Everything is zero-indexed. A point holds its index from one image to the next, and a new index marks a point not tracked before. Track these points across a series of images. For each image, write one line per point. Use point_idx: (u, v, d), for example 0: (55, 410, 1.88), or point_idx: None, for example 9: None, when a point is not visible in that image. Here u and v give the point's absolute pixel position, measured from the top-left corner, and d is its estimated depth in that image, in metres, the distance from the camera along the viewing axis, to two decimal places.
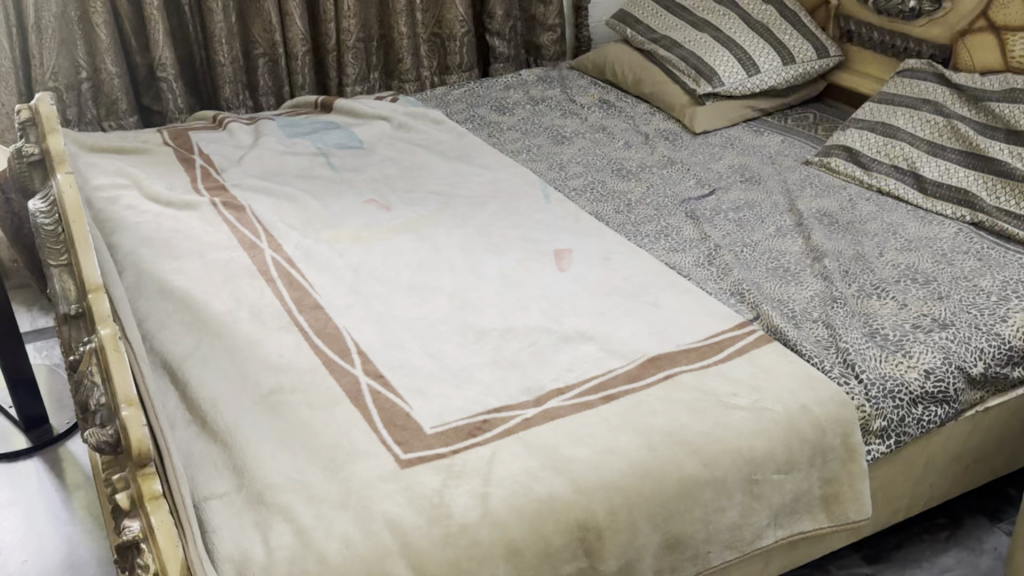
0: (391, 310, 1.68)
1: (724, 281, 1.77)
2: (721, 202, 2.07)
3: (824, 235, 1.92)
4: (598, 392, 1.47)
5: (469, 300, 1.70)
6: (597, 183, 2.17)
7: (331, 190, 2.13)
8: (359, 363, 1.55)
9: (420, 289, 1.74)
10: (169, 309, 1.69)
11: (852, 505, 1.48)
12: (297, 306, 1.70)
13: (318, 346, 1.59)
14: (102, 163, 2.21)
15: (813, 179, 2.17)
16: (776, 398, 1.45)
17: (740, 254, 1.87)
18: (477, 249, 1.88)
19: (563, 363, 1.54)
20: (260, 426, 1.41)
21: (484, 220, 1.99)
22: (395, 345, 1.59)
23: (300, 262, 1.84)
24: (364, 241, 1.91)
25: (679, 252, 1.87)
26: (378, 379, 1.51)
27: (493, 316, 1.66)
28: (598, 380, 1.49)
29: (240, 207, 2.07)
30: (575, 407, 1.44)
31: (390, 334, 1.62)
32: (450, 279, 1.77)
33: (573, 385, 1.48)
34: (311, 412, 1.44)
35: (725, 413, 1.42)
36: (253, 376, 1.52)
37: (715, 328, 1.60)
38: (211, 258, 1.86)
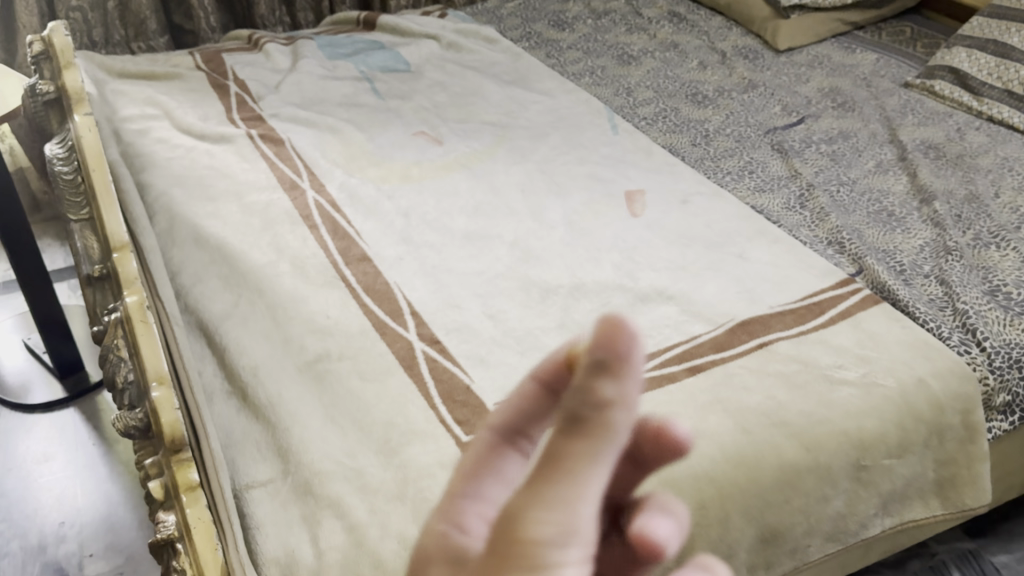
0: (446, 264, 1.52)
1: (821, 229, 1.57)
2: (811, 132, 1.86)
3: (931, 171, 1.71)
4: (682, 362, 1.30)
5: (532, 250, 1.54)
6: (670, 110, 1.97)
7: (378, 121, 1.97)
8: (413, 327, 1.39)
9: (477, 238, 1.58)
10: (204, 260, 1.54)
11: (970, 490, 1.30)
12: (344, 259, 1.55)
13: (367, 305, 1.44)
14: (130, 91, 2.05)
15: (914, 105, 1.94)
16: (887, 371, 1.27)
17: (836, 194, 1.67)
18: (538, 188, 1.70)
19: (640, 327, 1.37)
20: (305, 400, 1.26)
21: (545, 154, 1.81)
22: (452, 305, 1.44)
23: (345, 206, 1.69)
24: (414, 180, 1.76)
25: (767, 193, 1.68)
26: (436, 346, 1.36)
27: (561, 269, 1.49)
28: (681, 350, 1.33)
29: (280, 141, 1.92)
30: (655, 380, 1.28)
31: (447, 294, 1.46)
32: (511, 225, 1.60)
33: (653, 356, 1.32)
34: (361, 383, 1.29)
35: (827, 389, 1.24)
36: (297, 340, 1.37)
37: (814, 286, 1.42)
38: (248, 200, 1.72)
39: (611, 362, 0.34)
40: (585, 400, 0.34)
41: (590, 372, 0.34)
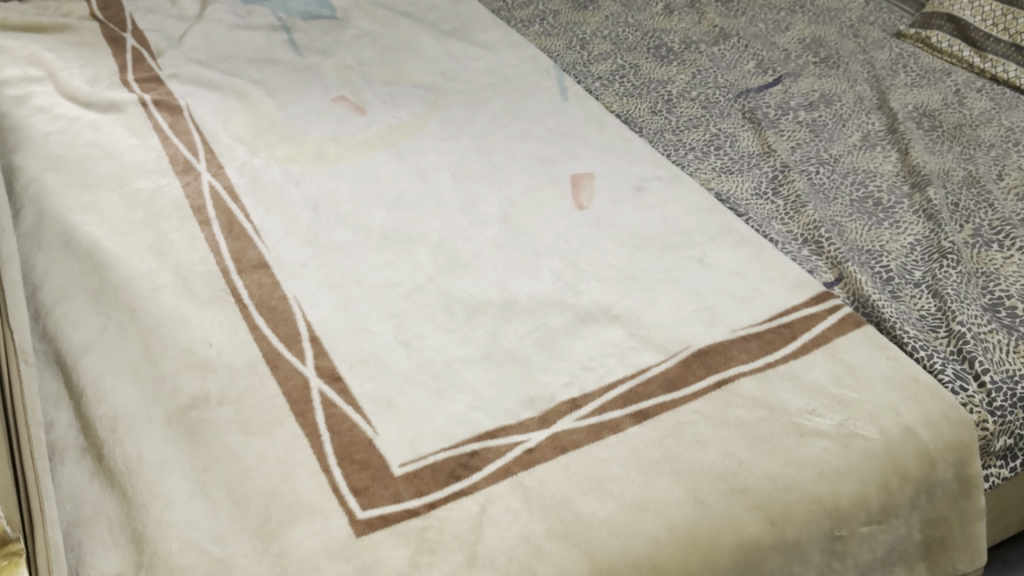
0: (355, 273, 1.30)
1: (795, 222, 1.36)
2: (788, 96, 1.64)
3: (925, 147, 1.49)
4: (625, 405, 1.10)
5: (458, 254, 1.31)
6: (629, 67, 1.75)
7: (293, 83, 1.73)
8: (311, 358, 1.18)
9: (395, 237, 1.35)
10: (74, 268, 1.31)
11: (963, 552, 1.09)
12: (237, 266, 1.32)
13: (259, 329, 1.22)
14: (10, 48, 1.79)
15: (906, 61, 1.71)
16: (869, 419, 1.06)
17: (814, 175, 1.45)
18: (470, 171, 1.47)
19: (578, 358, 1.16)
20: (172, 462, 1.05)
21: (482, 127, 1.58)
22: (359, 328, 1.21)
23: (245, 195, 1.46)
24: (327, 161, 1.52)
25: (735, 176, 1.46)
26: (336, 384, 1.14)
27: (489, 280, 1.27)
28: (626, 390, 1.11)
29: (176, 108, 1.67)
30: (592, 431, 1.07)
31: (354, 313, 1.24)
32: (435, 221, 1.37)
33: (593, 399, 1.11)
34: (242, 438, 1.08)
35: (796, 444, 1.04)
36: (170, 379, 1.15)
37: (784, 302, 1.20)
38: (133, 187, 1.48)
39: None
40: None
41: None
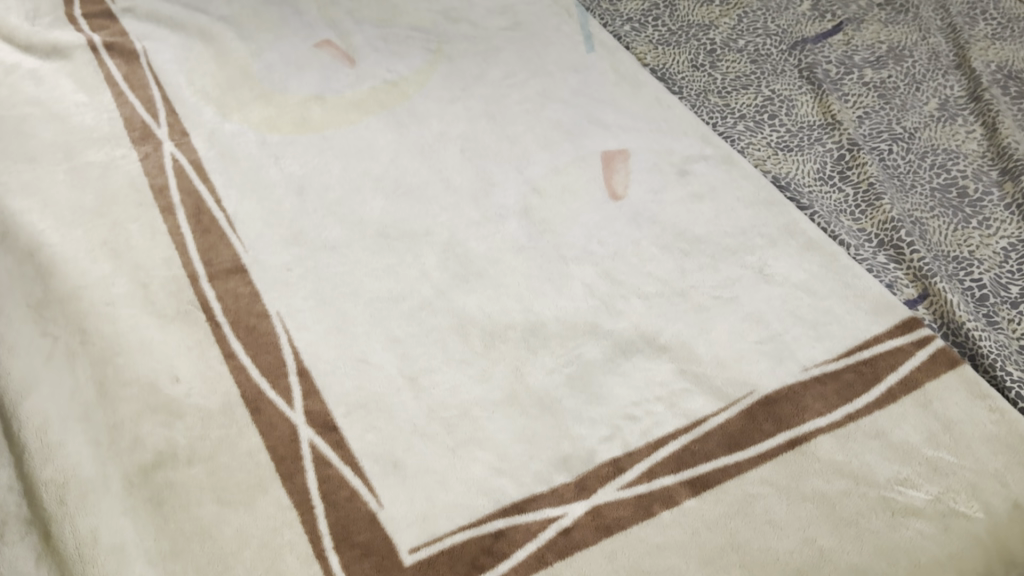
0: (349, 282, 1.09)
1: (868, 217, 1.16)
2: (851, 50, 1.41)
3: (1015, 120, 1.28)
4: (678, 469, 0.92)
5: (471, 257, 1.11)
6: (664, 7, 1.50)
7: (269, 22, 1.47)
8: (299, 398, 0.98)
9: (395, 235, 1.14)
10: (11, 271, 1.09)
11: None
12: (207, 270, 1.11)
13: (236, 358, 1.02)
14: None
15: (984, 6, 1.48)
16: (970, 491, 0.89)
17: (887, 155, 1.24)
18: (481, 146, 1.25)
19: (620, 402, 0.97)
20: (133, 545, 0.87)
21: (493, 87, 1.34)
22: (355, 358, 1.01)
23: (215, 173, 1.23)
24: (312, 129, 1.29)
25: (795, 153, 1.25)
26: (330, 436, 0.95)
27: (510, 295, 1.06)
28: (680, 448, 0.93)
29: (132, 53, 1.41)
30: (640, 503, 0.89)
31: (349, 337, 1.03)
32: (443, 214, 1.16)
33: (640, 461, 0.92)
34: (218, 512, 0.90)
35: (886, 527, 0.87)
36: (130, 428, 0.96)
37: (861, 332, 1.02)
38: (81, 159, 1.24)
39: None
40: None
41: None
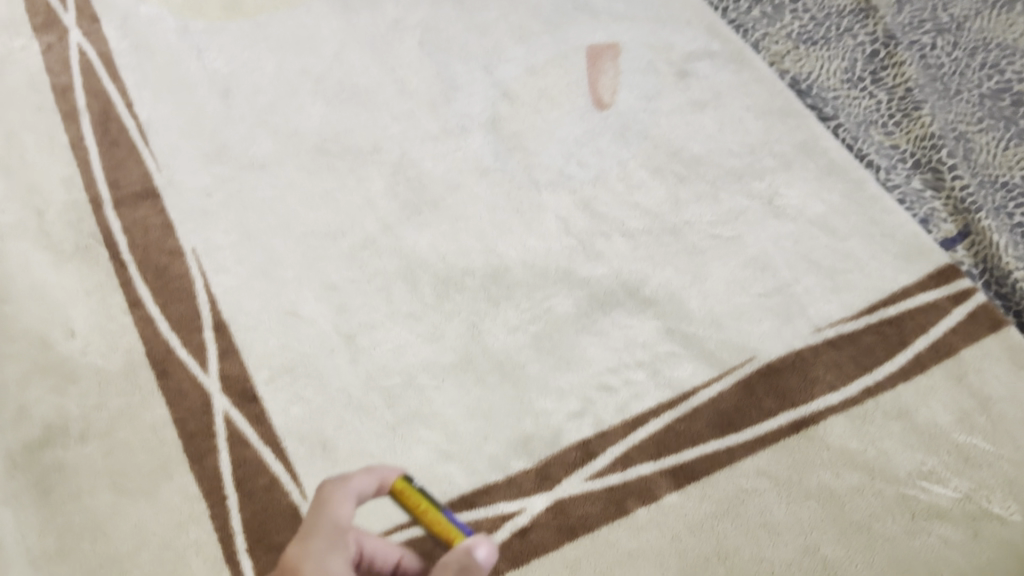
0: (280, 212, 0.92)
1: (903, 131, 0.97)
2: None
3: None
4: (659, 455, 0.77)
5: (426, 182, 0.93)
6: None
7: None
8: (215, 359, 0.83)
9: (336, 152, 0.96)
10: None
11: None
12: (113, 195, 0.94)
13: (142, 307, 0.86)
14: None
15: None
16: (1007, 488, 0.74)
17: (933, 47, 1.02)
18: (444, 38, 1.04)
19: (594, 368, 0.81)
20: (13, 543, 0.74)
21: None
22: (281, 310, 0.85)
23: (127, 69, 1.04)
24: (244, 14, 1.08)
25: (820, 49, 1.04)
26: (248, 409, 0.80)
27: (469, 231, 0.89)
28: (663, 429, 0.78)
29: None
30: (613, 499, 0.75)
31: (276, 282, 0.87)
32: (394, 126, 0.97)
33: (614, 444, 0.77)
34: (113, 502, 0.76)
35: (904, 533, 0.73)
36: (15, 396, 0.81)
37: (886, 284, 0.85)
38: None
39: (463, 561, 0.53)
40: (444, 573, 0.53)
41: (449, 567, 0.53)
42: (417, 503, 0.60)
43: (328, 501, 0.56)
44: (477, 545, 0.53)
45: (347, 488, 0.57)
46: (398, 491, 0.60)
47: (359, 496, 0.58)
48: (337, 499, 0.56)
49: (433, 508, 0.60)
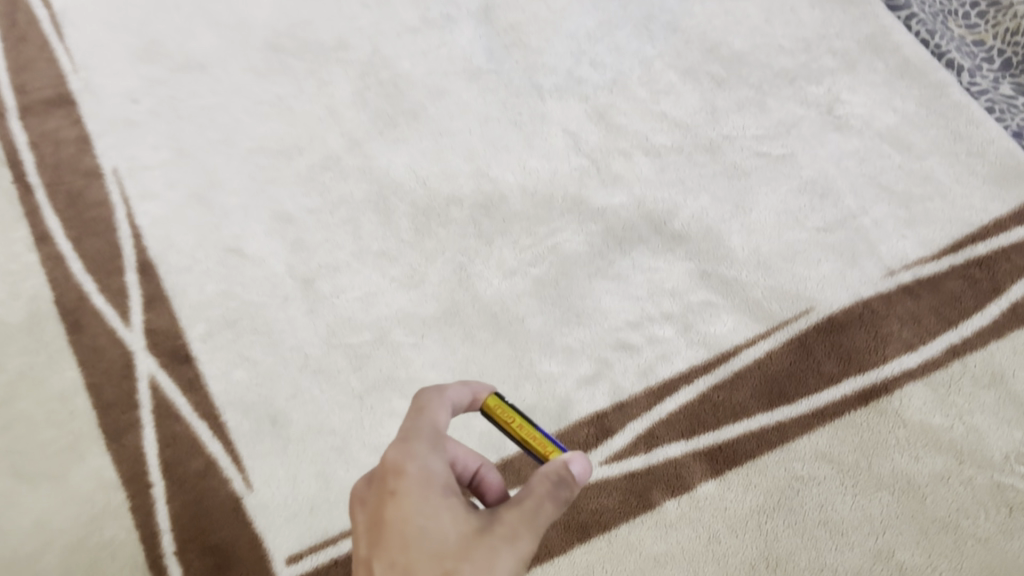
0: (222, 122, 0.74)
1: (990, 23, 0.76)
2: None
3: None
4: (692, 432, 0.62)
5: (403, 86, 0.75)
6: None
7: None
8: (139, 309, 0.67)
9: (294, 49, 0.78)
10: None
11: None
12: (18, 100, 0.77)
13: (51, 241, 0.70)
14: None
15: None
16: None
17: None
18: None
19: (611, 322, 0.65)
20: None
21: None
22: (222, 248, 0.69)
23: None
24: None
25: None
26: (179, 372, 0.65)
27: (456, 149, 0.72)
28: (696, 400, 0.62)
29: None
30: (633, 487, 0.60)
31: (216, 212, 0.70)
32: (365, 17, 0.79)
33: (635, 419, 0.62)
34: (10, 487, 0.61)
35: (1002, 534, 0.57)
36: None
37: (976, 214, 0.68)
38: None
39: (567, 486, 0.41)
40: (550, 490, 0.40)
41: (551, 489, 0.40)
42: (510, 422, 0.46)
43: (419, 408, 0.42)
44: (573, 457, 0.42)
45: (442, 396, 0.43)
46: (490, 408, 0.46)
47: (451, 407, 0.44)
48: (431, 407, 0.42)
49: (526, 426, 0.46)
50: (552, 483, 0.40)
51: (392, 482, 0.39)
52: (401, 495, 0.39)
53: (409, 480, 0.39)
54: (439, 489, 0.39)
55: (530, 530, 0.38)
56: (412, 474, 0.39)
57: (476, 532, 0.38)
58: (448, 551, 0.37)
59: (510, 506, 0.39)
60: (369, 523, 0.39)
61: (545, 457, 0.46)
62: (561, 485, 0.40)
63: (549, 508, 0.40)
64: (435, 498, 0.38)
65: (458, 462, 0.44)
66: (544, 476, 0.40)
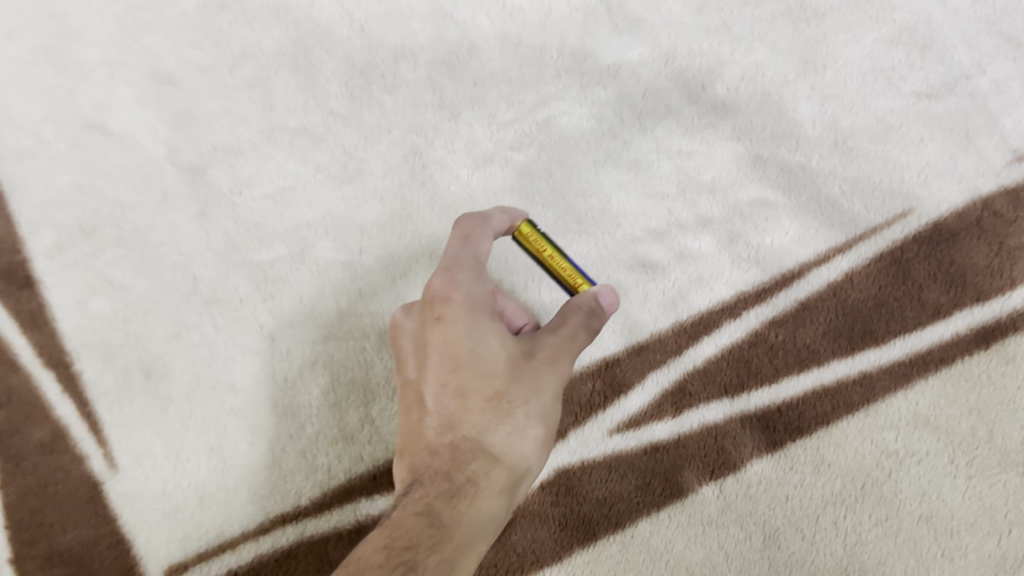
0: None
1: None
2: None
3: None
4: (737, 388, 0.43)
5: None
6: None
7: None
8: None
9: None
10: None
11: None
12: None
13: None
14: None
15: None
16: None
17: None
18: None
19: (625, 231, 0.46)
20: None
21: None
22: (78, 123, 0.49)
23: None
24: None
25: None
26: (18, 302, 0.46)
27: None
28: (746, 341, 0.44)
29: None
30: (654, 467, 0.43)
31: (70, 71, 0.50)
32: None
33: (660, 369, 0.44)
34: None
35: None
36: None
37: None
38: None
39: (599, 316, 0.37)
40: (586, 324, 0.37)
41: (588, 320, 0.37)
42: (544, 253, 0.40)
43: (464, 234, 0.38)
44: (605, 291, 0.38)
45: (487, 224, 0.38)
46: (522, 237, 0.40)
47: (493, 236, 0.39)
48: (476, 233, 0.38)
49: (558, 256, 0.40)
50: (586, 314, 0.37)
51: (436, 305, 0.36)
52: (449, 321, 0.35)
53: (455, 308, 0.35)
54: (487, 315, 0.36)
55: (568, 357, 0.37)
56: (459, 301, 0.35)
57: (525, 356, 0.36)
58: (498, 375, 0.35)
59: (550, 331, 0.36)
60: (414, 345, 0.37)
61: (575, 290, 0.40)
62: (595, 316, 0.37)
63: (583, 339, 0.37)
64: (482, 324, 0.35)
65: (502, 313, 0.39)
66: (577, 306, 0.37)
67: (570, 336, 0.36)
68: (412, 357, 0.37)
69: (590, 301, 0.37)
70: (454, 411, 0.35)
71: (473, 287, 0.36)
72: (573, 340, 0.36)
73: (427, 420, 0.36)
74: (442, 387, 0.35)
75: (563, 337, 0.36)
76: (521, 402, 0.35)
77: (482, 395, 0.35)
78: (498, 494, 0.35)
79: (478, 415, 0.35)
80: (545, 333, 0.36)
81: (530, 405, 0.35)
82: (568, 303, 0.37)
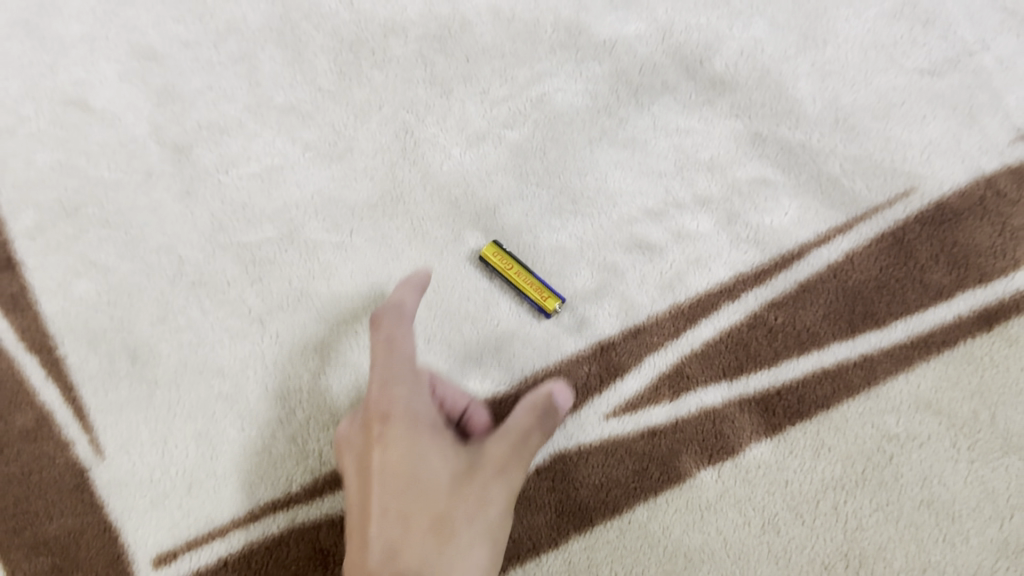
0: None
1: None
2: None
3: None
4: (737, 372, 0.43)
5: None
6: None
7: None
8: None
9: None
10: None
11: None
12: None
13: None
14: None
15: None
16: None
17: None
18: None
19: (622, 211, 0.45)
20: None
21: None
22: (59, 100, 0.47)
23: None
24: None
25: None
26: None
27: None
28: (745, 324, 0.43)
29: None
30: (652, 452, 0.42)
31: (49, 46, 0.48)
32: None
33: (657, 351, 0.43)
34: None
35: None
36: None
37: None
38: None
39: (546, 424, 0.40)
40: (529, 442, 0.38)
41: (535, 427, 0.39)
42: (508, 270, 0.43)
43: (392, 343, 0.39)
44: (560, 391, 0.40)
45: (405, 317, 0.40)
46: (487, 256, 0.44)
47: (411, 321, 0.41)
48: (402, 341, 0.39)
49: (522, 272, 0.43)
50: (536, 415, 0.39)
51: (378, 425, 0.37)
52: (390, 443, 0.36)
53: (396, 424, 0.36)
54: (427, 429, 0.37)
55: (515, 465, 0.37)
56: (399, 414, 0.37)
57: (467, 474, 0.36)
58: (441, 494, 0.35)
59: (496, 439, 0.38)
60: (357, 460, 0.37)
61: (541, 305, 0.43)
62: (545, 416, 0.39)
63: (535, 441, 0.39)
64: (426, 440, 0.36)
65: (446, 403, 0.41)
66: (526, 408, 0.39)
67: (517, 445, 0.38)
68: (353, 483, 0.37)
69: (538, 406, 0.39)
70: (396, 537, 0.34)
71: (410, 408, 0.37)
72: (520, 450, 0.38)
73: (366, 551, 0.34)
74: (384, 514, 0.35)
75: (507, 456, 0.37)
76: (467, 517, 0.35)
77: (421, 521, 0.34)
78: (478, 569, 0.35)
79: (418, 544, 0.34)
80: (494, 437, 0.38)
81: (473, 522, 0.35)
82: (516, 409, 0.40)
